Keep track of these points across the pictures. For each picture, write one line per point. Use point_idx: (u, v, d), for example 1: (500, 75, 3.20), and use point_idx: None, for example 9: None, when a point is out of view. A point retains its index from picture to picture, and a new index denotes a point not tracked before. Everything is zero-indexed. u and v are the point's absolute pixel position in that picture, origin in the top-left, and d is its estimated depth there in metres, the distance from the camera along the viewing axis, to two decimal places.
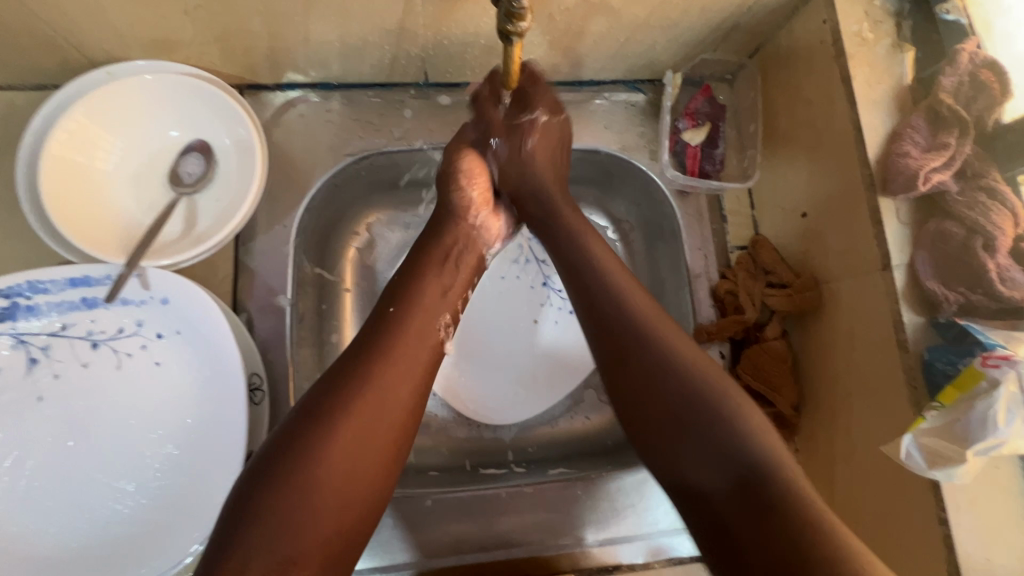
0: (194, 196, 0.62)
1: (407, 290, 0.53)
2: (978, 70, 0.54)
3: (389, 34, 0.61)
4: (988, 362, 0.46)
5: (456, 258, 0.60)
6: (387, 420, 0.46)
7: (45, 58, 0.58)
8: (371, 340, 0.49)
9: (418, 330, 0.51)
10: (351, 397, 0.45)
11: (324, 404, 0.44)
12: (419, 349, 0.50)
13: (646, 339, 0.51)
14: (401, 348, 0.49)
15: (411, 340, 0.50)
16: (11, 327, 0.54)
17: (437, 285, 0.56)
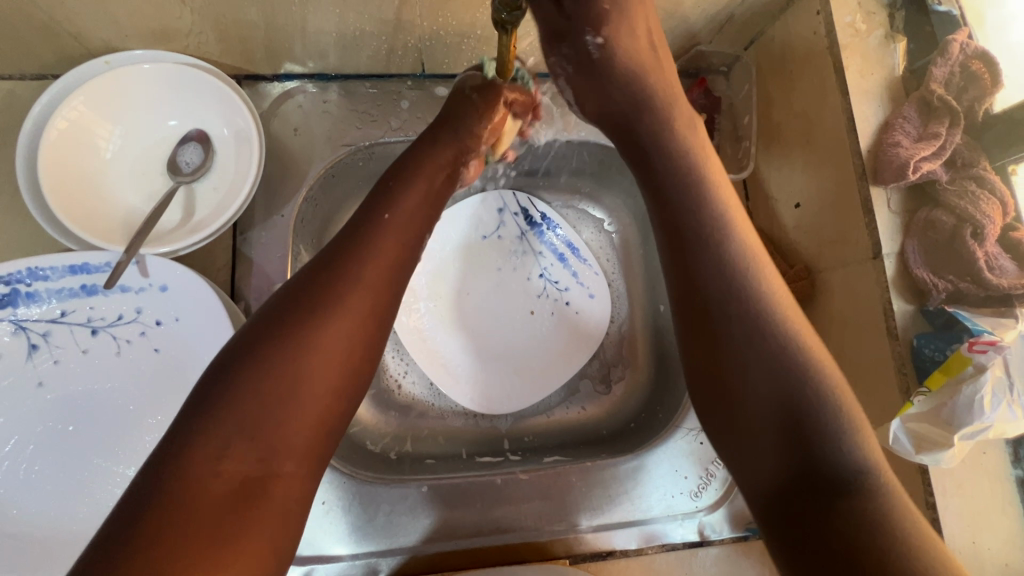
0: (193, 184, 0.63)
1: (395, 194, 0.52)
2: (969, 60, 0.54)
3: (386, 24, 0.61)
4: (975, 347, 0.47)
5: (443, 166, 0.57)
6: (365, 306, 0.45)
7: (44, 48, 0.58)
8: (355, 239, 0.47)
9: (402, 233, 0.49)
10: (330, 294, 0.43)
11: (298, 299, 0.43)
12: (403, 251, 0.49)
13: (731, 270, 0.43)
14: (383, 247, 0.47)
15: (397, 241, 0.48)
16: (11, 314, 0.55)
17: (424, 189, 0.54)
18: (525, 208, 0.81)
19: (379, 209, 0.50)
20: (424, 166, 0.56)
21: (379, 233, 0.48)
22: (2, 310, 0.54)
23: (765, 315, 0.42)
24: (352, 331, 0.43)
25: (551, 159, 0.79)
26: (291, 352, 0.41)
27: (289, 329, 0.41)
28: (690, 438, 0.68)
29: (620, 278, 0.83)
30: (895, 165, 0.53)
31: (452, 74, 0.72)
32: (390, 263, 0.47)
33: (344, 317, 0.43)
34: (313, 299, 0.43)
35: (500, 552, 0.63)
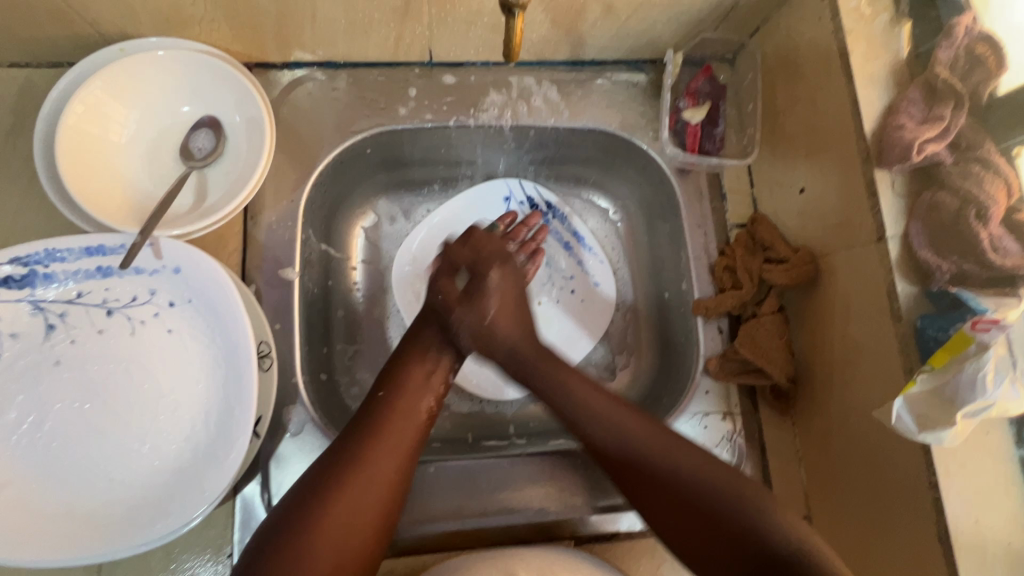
0: (204, 169, 0.64)
1: (396, 375, 0.60)
2: (974, 43, 0.54)
3: (395, 11, 0.62)
4: (978, 327, 0.47)
5: (439, 351, 0.63)
6: (374, 496, 0.52)
7: (62, 36, 0.60)
8: (363, 421, 0.56)
9: (408, 396, 0.58)
10: (347, 459, 0.52)
11: (324, 473, 0.52)
12: (410, 417, 0.57)
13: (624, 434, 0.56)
14: (392, 417, 0.56)
15: (403, 403, 0.58)
16: (30, 294, 0.56)
17: (423, 374, 0.61)
18: (531, 196, 0.84)
19: (376, 390, 0.59)
20: (423, 355, 0.63)
21: (388, 410, 0.57)
22: (20, 290, 0.55)
23: (643, 440, 0.56)
24: (372, 484, 0.52)
25: (556, 147, 0.79)
26: (323, 507, 0.49)
27: (317, 504, 0.50)
28: (695, 422, 0.66)
29: (626, 267, 0.83)
30: (899, 147, 0.53)
31: (458, 62, 0.73)
32: (397, 421, 0.56)
33: (365, 476, 0.52)
34: (337, 467, 0.52)
35: (504, 533, 0.64)
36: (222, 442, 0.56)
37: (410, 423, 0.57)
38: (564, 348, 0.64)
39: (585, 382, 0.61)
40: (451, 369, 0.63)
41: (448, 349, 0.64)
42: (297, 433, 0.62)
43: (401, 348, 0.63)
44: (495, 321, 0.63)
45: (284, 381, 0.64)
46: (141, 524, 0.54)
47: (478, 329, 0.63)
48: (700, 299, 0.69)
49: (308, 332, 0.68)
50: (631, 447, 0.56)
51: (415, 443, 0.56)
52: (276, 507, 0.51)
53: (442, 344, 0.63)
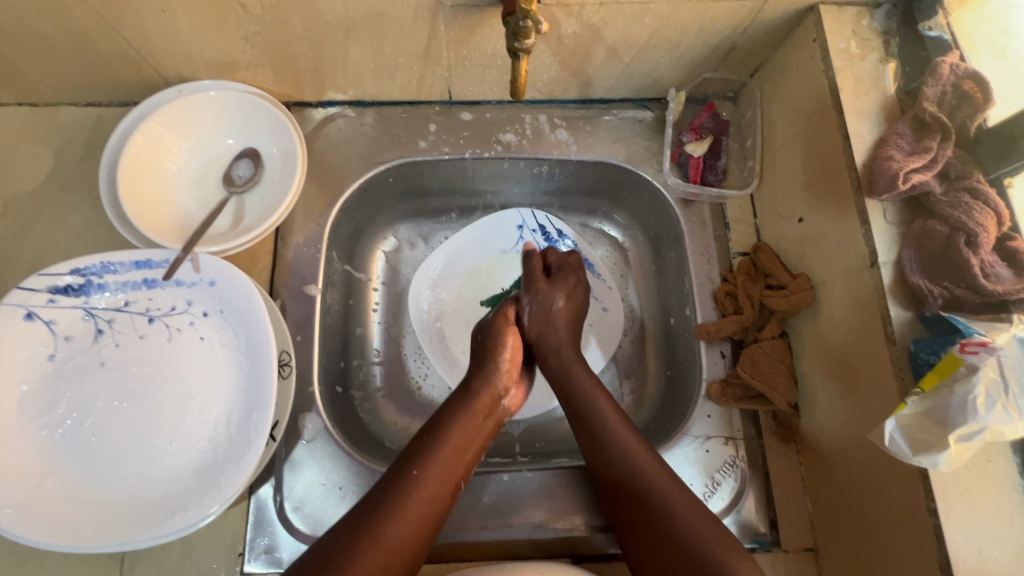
0: (243, 195, 0.71)
1: (433, 445, 0.59)
2: (961, 80, 0.56)
3: (416, 56, 0.69)
4: (967, 350, 0.48)
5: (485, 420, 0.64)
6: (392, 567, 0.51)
7: (130, 79, 0.69)
8: (396, 491, 0.55)
9: (440, 478, 0.57)
10: (366, 538, 0.51)
11: (344, 548, 0.50)
12: (437, 499, 0.57)
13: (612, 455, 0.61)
14: (424, 490, 0.56)
15: (434, 486, 0.57)
16: (84, 302, 0.63)
17: (458, 452, 0.60)
18: (543, 225, 0.88)
19: (410, 464, 0.57)
20: (467, 430, 0.62)
21: (416, 492, 0.55)
22: (77, 298, 0.62)
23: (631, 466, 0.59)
24: (397, 551, 0.52)
25: (567, 177, 0.84)
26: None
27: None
28: (696, 445, 0.67)
29: (634, 294, 0.86)
30: (887, 176, 0.55)
31: (475, 100, 0.79)
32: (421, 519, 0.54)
33: (390, 549, 0.51)
34: (355, 544, 0.50)
35: (504, 548, 0.65)
36: (241, 442, 0.60)
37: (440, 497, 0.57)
38: (590, 386, 0.67)
39: (618, 422, 0.63)
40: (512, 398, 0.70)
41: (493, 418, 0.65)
42: (311, 439, 0.66)
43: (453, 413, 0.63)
44: (561, 314, 0.72)
45: (302, 389, 0.68)
46: (164, 517, 0.57)
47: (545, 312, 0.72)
48: (702, 324, 0.71)
49: (327, 345, 0.73)
50: (637, 474, 0.58)
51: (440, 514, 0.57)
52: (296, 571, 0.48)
53: (489, 414, 0.65)
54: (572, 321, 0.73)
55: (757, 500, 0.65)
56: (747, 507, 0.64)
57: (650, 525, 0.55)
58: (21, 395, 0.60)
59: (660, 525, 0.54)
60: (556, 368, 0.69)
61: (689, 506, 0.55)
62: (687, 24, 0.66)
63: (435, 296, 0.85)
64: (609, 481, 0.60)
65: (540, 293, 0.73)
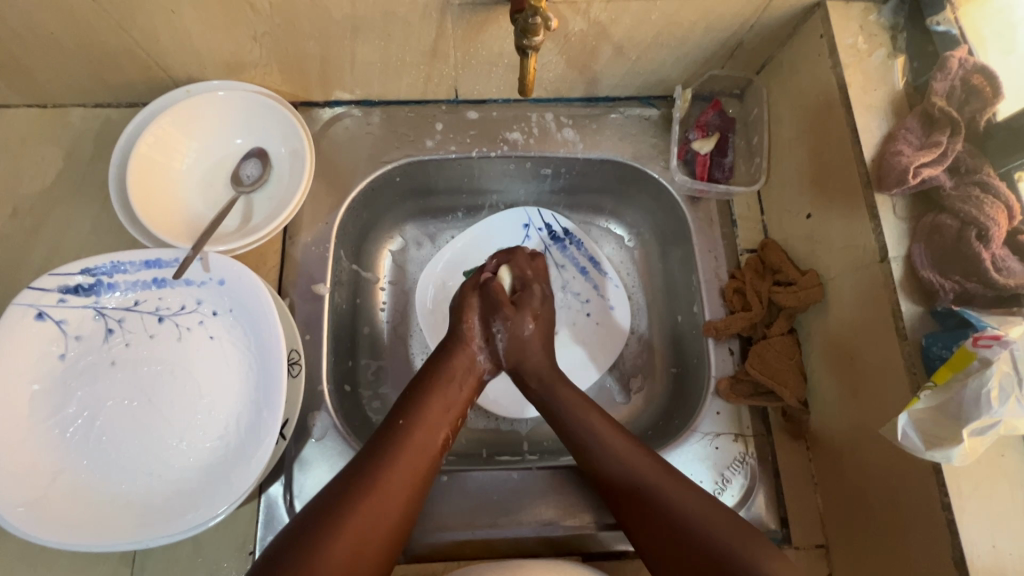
0: (251, 195, 0.71)
1: (413, 405, 0.61)
2: (970, 74, 0.56)
3: (424, 55, 0.69)
4: (979, 343, 0.47)
5: (462, 379, 0.65)
6: (383, 518, 0.53)
7: (139, 80, 0.69)
8: (377, 448, 0.57)
9: (427, 429, 0.60)
10: (360, 485, 0.53)
11: (342, 490, 0.53)
12: (427, 450, 0.59)
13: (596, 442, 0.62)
14: (406, 446, 0.57)
15: (421, 435, 0.59)
16: (95, 301, 0.63)
17: (441, 407, 0.62)
18: (549, 224, 0.87)
19: (393, 421, 0.59)
20: (445, 385, 0.64)
21: (401, 447, 0.57)
22: (87, 298, 0.62)
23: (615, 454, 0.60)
24: (388, 501, 0.54)
25: (573, 176, 0.84)
26: (339, 527, 0.50)
27: (333, 521, 0.50)
28: (705, 442, 0.67)
29: (640, 292, 0.86)
30: (897, 171, 0.55)
31: (481, 99, 0.79)
32: (407, 473, 0.56)
33: (379, 500, 0.53)
34: (350, 491, 0.53)
35: (514, 545, 0.65)
36: (252, 441, 0.60)
37: (426, 455, 0.58)
38: (559, 384, 0.67)
39: (594, 414, 0.64)
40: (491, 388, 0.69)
41: (470, 377, 0.66)
42: (320, 438, 0.66)
43: (423, 376, 0.64)
44: (533, 338, 0.69)
45: (310, 388, 0.68)
46: (174, 515, 0.58)
47: (515, 342, 0.68)
48: (710, 321, 0.71)
49: (335, 344, 0.73)
50: (634, 475, 0.58)
51: (428, 471, 0.58)
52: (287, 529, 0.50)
53: (466, 370, 0.66)
54: (544, 342, 0.70)
55: (767, 497, 0.65)
56: (757, 504, 0.64)
57: (662, 524, 0.55)
58: (32, 394, 0.60)
59: (674, 527, 0.54)
60: (538, 390, 0.68)
61: (699, 502, 0.55)
62: (693, 21, 0.66)
63: (442, 296, 0.85)
64: (605, 481, 0.60)
65: (508, 321, 0.68)
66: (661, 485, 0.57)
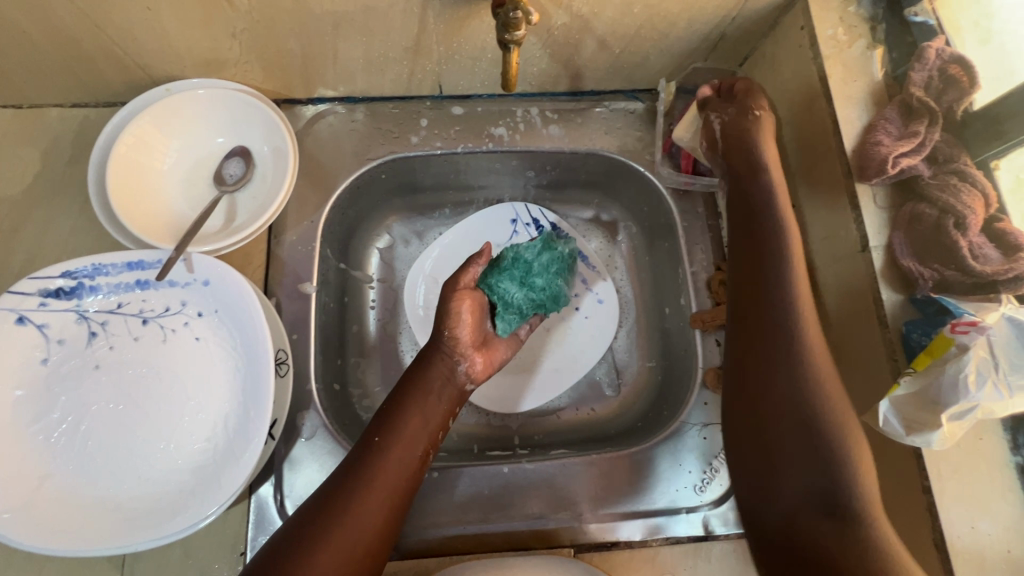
0: (235, 194, 0.71)
1: (390, 421, 0.59)
2: (947, 65, 0.57)
3: (406, 50, 0.68)
4: (957, 329, 0.48)
5: (438, 392, 0.63)
6: (361, 539, 0.51)
7: (117, 79, 0.68)
8: (355, 467, 0.55)
9: (402, 449, 0.57)
10: (332, 511, 0.52)
11: (317, 516, 0.52)
12: (404, 469, 0.57)
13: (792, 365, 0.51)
14: (383, 464, 0.56)
15: (397, 453, 0.57)
16: (77, 305, 0.62)
17: (419, 420, 0.60)
18: (536, 219, 0.87)
19: (371, 437, 0.58)
20: (420, 398, 0.62)
21: (378, 464, 0.56)
22: (69, 301, 0.62)
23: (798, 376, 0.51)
24: (363, 522, 0.52)
25: (560, 170, 0.84)
26: (307, 561, 0.49)
27: (307, 548, 0.49)
28: (694, 433, 0.69)
29: (629, 285, 0.86)
30: (876, 161, 0.56)
31: (466, 94, 0.79)
32: (385, 490, 0.54)
33: (355, 523, 0.52)
34: (325, 514, 0.52)
35: (505, 539, 0.65)
36: (240, 441, 0.60)
37: (405, 471, 0.56)
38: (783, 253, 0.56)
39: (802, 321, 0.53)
40: (472, 367, 0.67)
41: (449, 387, 0.65)
42: (310, 437, 0.66)
43: (400, 391, 0.62)
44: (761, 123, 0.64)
45: (298, 388, 0.68)
46: (163, 518, 0.57)
47: (737, 125, 0.65)
48: (697, 313, 0.72)
49: (324, 343, 0.73)
50: (804, 406, 0.50)
51: (407, 488, 0.56)
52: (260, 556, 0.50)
53: (443, 383, 0.64)
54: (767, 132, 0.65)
55: None
56: None
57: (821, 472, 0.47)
58: (16, 400, 0.59)
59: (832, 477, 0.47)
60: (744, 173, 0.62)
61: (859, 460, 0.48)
62: (676, 14, 0.66)
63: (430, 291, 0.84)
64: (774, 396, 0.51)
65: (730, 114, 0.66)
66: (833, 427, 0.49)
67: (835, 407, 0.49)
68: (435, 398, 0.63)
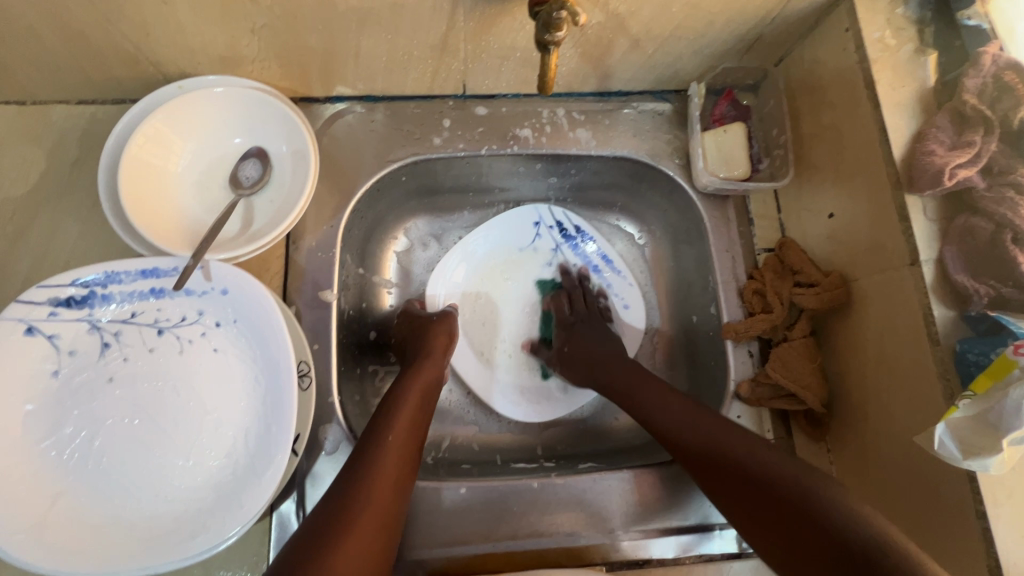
0: (252, 197, 0.68)
1: (395, 405, 0.61)
2: (1002, 71, 0.55)
3: (432, 48, 0.65)
4: (1020, 351, 0.46)
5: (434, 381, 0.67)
6: (385, 510, 0.53)
7: (128, 75, 0.65)
8: (370, 445, 0.56)
9: (412, 427, 0.60)
10: (359, 488, 0.52)
11: (345, 494, 0.52)
12: (413, 446, 0.59)
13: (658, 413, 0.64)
14: (397, 440, 0.58)
15: (408, 435, 0.59)
16: (89, 314, 0.59)
17: (419, 404, 0.63)
18: (560, 221, 0.85)
19: (381, 421, 0.59)
20: (419, 385, 0.64)
21: (393, 442, 0.57)
22: (80, 311, 0.59)
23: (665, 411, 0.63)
24: (385, 494, 0.54)
25: (584, 174, 0.81)
26: (343, 534, 0.49)
27: (341, 524, 0.49)
28: None
29: (653, 291, 0.85)
30: (930, 172, 0.54)
31: (490, 94, 0.76)
32: (399, 463, 0.56)
33: (379, 495, 0.53)
34: (354, 490, 0.52)
35: (536, 557, 0.63)
36: (263, 458, 0.57)
37: (413, 447, 0.59)
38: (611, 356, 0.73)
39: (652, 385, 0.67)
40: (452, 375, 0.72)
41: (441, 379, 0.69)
42: (332, 451, 0.64)
43: (400, 379, 0.65)
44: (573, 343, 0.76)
45: (320, 399, 0.65)
46: (184, 538, 0.55)
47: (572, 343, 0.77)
48: (730, 323, 0.69)
49: (343, 352, 0.70)
50: (689, 424, 0.60)
51: (414, 464, 0.59)
52: (292, 539, 0.48)
53: (438, 374, 0.68)
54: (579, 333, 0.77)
55: None
56: None
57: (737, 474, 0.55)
58: (26, 415, 0.56)
59: (748, 475, 0.54)
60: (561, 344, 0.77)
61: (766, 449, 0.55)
62: (715, 13, 0.63)
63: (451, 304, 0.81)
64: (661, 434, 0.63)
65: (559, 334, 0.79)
66: (716, 435, 0.58)
67: (718, 427, 0.59)
68: (431, 387, 0.66)
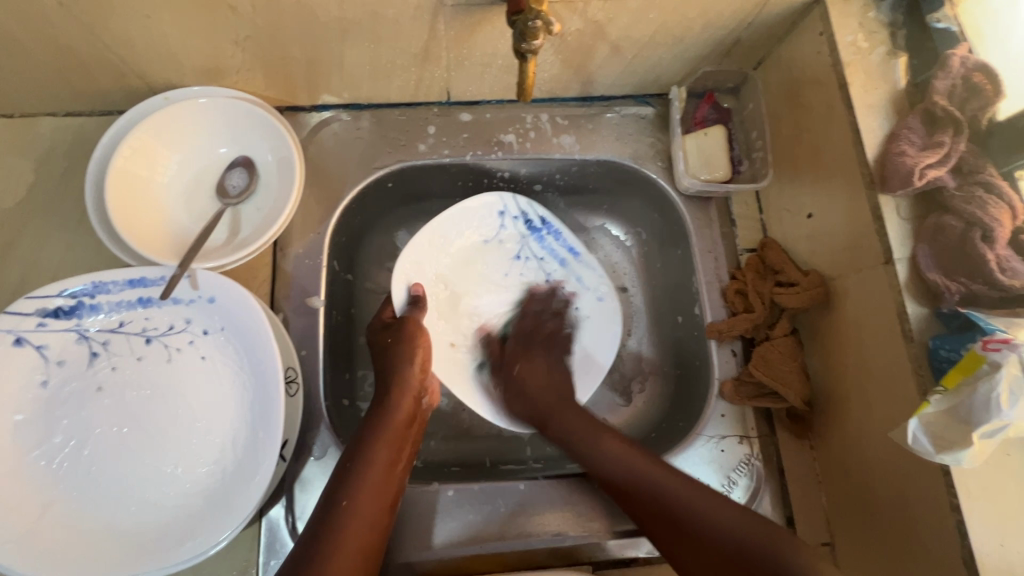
0: (239, 206, 0.69)
1: (355, 470, 0.57)
2: (971, 73, 0.56)
3: (414, 57, 0.66)
4: (989, 346, 0.48)
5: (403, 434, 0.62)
6: None
7: (114, 87, 0.66)
8: (328, 520, 0.54)
9: (373, 495, 0.56)
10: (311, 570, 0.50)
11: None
12: (377, 514, 0.56)
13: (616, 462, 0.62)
14: (356, 512, 0.55)
15: (370, 503, 0.56)
16: (77, 324, 0.60)
17: (386, 464, 0.59)
18: (525, 213, 0.81)
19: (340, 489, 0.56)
20: (382, 443, 0.60)
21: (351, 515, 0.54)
22: (68, 321, 0.59)
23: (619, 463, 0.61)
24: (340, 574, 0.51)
25: (569, 177, 0.82)
26: None
27: None
28: (711, 445, 0.67)
29: (640, 293, 0.84)
30: (902, 172, 0.55)
31: (475, 100, 0.77)
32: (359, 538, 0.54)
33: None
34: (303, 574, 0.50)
35: (522, 558, 0.64)
36: (250, 463, 0.58)
37: (378, 516, 0.56)
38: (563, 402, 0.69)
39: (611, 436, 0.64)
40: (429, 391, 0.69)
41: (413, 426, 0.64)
42: (320, 456, 0.64)
43: (361, 434, 0.61)
44: (524, 378, 0.72)
45: (309, 404, 0.66)
46: (171, 545, 0.55)
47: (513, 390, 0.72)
48: (713, 323, 0.71)
49: (331, 357, 0.71)
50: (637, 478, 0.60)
51: (380, 532, 0.56)
52: None
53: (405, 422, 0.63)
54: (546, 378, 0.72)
55: (773, 499, 0.65)
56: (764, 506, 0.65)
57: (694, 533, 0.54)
58: (16, 425, 0.57)
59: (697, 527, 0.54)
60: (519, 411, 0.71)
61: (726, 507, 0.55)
62: (692, 19, 0.64)
63: (413, 290, 0.74)
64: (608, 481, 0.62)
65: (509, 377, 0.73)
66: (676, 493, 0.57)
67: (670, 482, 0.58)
68: (398, 439, 0.62)
